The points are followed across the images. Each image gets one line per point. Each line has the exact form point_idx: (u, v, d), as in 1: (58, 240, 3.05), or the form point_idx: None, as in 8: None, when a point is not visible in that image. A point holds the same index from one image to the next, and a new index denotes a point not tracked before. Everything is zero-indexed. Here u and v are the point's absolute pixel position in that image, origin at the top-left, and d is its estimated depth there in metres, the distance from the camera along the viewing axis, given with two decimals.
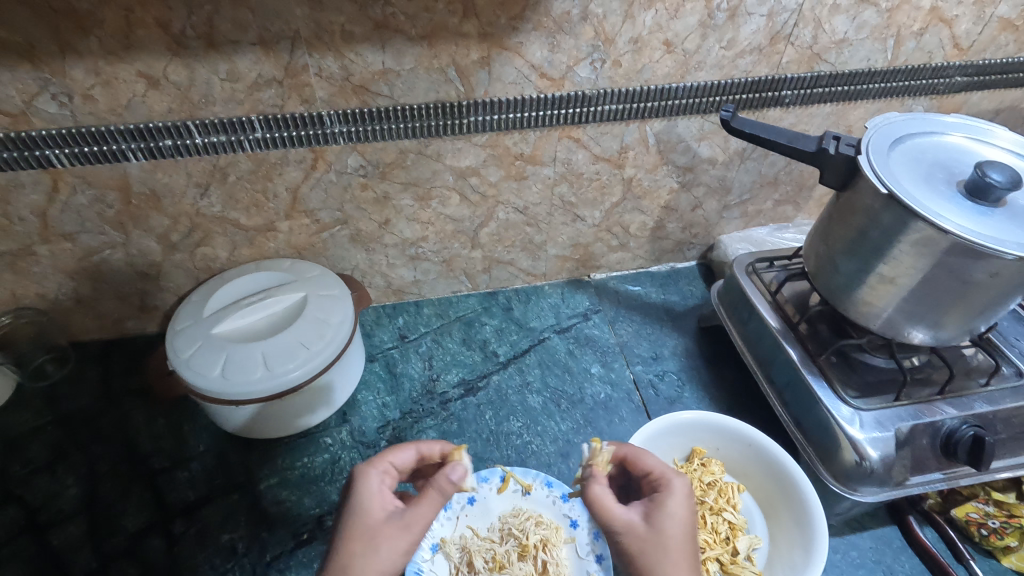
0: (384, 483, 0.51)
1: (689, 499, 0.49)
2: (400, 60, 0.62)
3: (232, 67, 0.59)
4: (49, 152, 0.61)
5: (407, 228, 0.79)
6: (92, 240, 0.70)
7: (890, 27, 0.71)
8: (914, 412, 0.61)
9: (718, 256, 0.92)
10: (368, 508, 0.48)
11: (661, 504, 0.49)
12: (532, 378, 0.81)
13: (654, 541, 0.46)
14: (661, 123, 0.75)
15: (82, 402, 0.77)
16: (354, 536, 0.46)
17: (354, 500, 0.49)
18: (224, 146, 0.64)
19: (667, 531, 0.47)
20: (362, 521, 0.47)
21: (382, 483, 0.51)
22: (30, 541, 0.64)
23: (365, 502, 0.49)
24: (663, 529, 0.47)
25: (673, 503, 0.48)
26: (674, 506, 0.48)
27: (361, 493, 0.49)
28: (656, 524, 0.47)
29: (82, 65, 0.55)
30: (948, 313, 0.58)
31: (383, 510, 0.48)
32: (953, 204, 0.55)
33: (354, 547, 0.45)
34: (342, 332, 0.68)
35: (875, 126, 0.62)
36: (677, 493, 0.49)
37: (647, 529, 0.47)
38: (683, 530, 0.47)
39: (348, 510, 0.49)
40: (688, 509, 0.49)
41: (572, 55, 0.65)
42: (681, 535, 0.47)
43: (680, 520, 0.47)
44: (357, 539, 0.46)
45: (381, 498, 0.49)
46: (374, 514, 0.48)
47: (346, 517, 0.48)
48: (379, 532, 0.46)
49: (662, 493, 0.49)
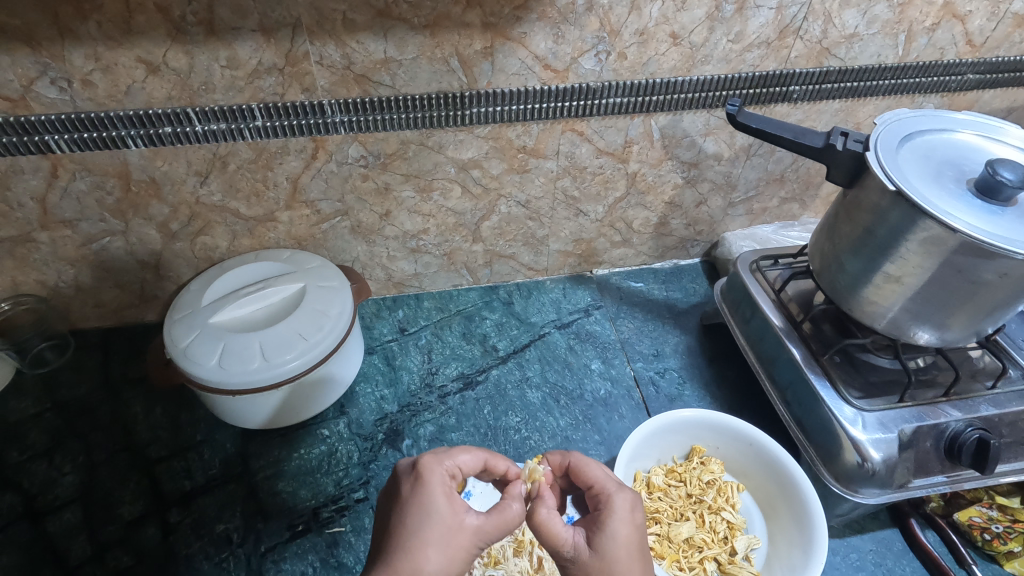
0: (451, 487, 0.48)
1: (628, 519, 0.47)
2: (402, 49, 0.61)
3: (233, 54, 0.58)
4: (49, 138, 0.61)
5: (408, 220, 0.78)
6: (91, 227, 0.70)
7: (902, 22, 0.70)
8: (918, 414, 0.61)
9: (722, 253, 0.91)
10: (440, 512, 0.45)
11: (600, 524, 0.47)
12: (532, 374, 0.80)
13: (600, 565, 0.45)
14: (666, 117, 0.74)
15: (81, 389, 0.77)
16: (430, 541, 0.44)
17: (426, 501, 0.46)
18: (225, 134, 0.64)
19: (612, 555, 0.45)
20: (436, 524, 0.45)
21: (450, 486, 0.47)
22: (26, 527, 0.64)
23: (438, 504, 0.46)
24: (607, 553, 0.46)
25: (614, 522, 0.47)
26: (616, 527, 0.47)
27: (432, 496, 0.46)
28: (598, 548, 0.46)
29: (82, 50, 0.55)
30: (955, 314, 0.57)
31: (459, 515, 0.46)
32: (963, 203, 0.54)
33: (430, 553, 0.43)
34: (340, 324, 0.68)
35: (884, 122, 0.61)
36: (619, 513, 0.48)
37: (591, 553, 0.46)
38: (628, 549, 0.46)
39: (416, 510, 0.45)
40: (632, 527, 0.47)
41: (577, 47, 0.64)
42: (627, 559, 0.45)
43: (623, 540, 0.46)
44: (432, 546, 0.44)
45: (457, 503, 0.46)
46: (450, 519, 0.45)
47: (412, 517, 0.45)
48: (456, 541, 0.45)
49: (603, 513, 0.48)
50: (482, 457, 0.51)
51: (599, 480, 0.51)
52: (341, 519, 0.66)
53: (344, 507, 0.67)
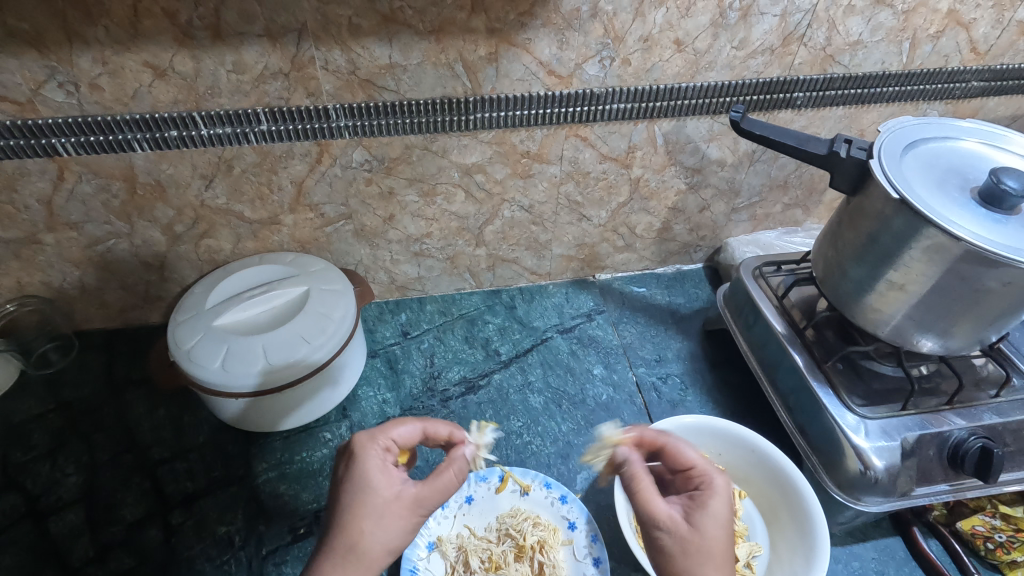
0: (385, 459, 0.50)
1: (727, 499, 0.48)
2: (407, 54, 0.61)
3: (239, 58, 0.58)
4: (56, 141, 0.61)
5: (411, 224, 0.79)
6: (97, 229, 0.70)
7: (906, 30, 0.70)
8: (921, 422, 0.61)
9: (725, 259, 0.91)
10: (373, 485, 0.48)
11: (699, 502, 0.48)
12: (534, 378, 0.80)
13: (694, 540, 0.46)
14: (670, 123, 0.74)
15: (85, 390, 0.77)
16: (364, 514, 0.46)
17: (356, 475, 0.48)
18: (230, 138, 0.64)
19: (708, 532, 0.46)
20: (372, 497, 0.47)
21: (382, 460, 0.49)
22: (29, 528, 0.64)
23: (370, 477, 0.48)
24: (701, 529, 0.46)
25: (712, 501, 0.48)
26: (713, 504, 0.47)
27: (365, 470, 0.48)
28: (696, 525, 0.46)
29: (89, 54, 0.55)
30: (959, 322, 0.57)
31: (395, 487, 0.48)
32: (967, 211, 0.54)
33: (366, 525, 0.46)
34: (344, 327, 0.68)
35: (888, 129, 0.61)
36: (719, 493, 0.48)
37: (688, 528, 0.47)
38: (726, 527, 0.47)
39: (350, 485, 0.48)
40: (730, 508, 0.48)
41: (581, 53, 0.65)
42: (720, 537, 0.46)
43: (722, 526, 0.46)
44: (369, 517, 0.47)
45: (389, 476, 0.48)
46: (383, 491, 0.48)
47: (350, 492, 0.47)
48: (391, 511, 0.47)
49: (704, 491, 0.48)
50: (418, 427, 0.53)
51: (698, 462, 0.51)
52: None
53: None
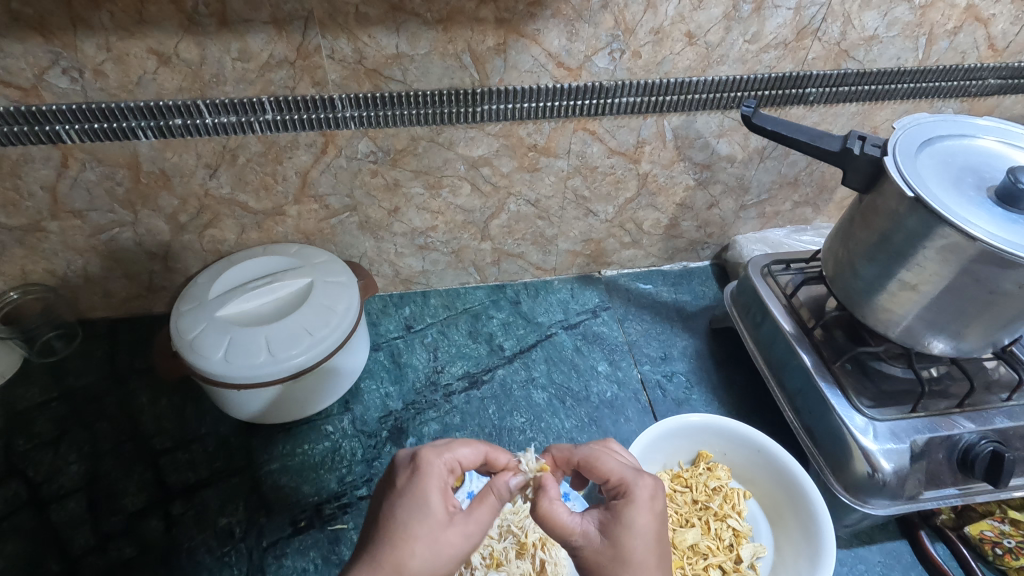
0: (446, 480, 0.48)
1: (650, 508, 0.44)
2: (415, 44, 0.60)
3: (244, 46, 0.58)
4: (60, 128, 0.61)
5: (416, 217, 0.78)
6: (101, 218, 0.70)
7: (923, 25, 0.68)
8: (930, 424, 0.60)
9: (732, 256, 0.90)
10: (430, 503, 0.45)
11: (619, 512, 0.45)
12: (538, 374, 0.80)
13: (611, 552, 0.43)
14: (679, 117, 0.73)
15: (88, 379, 0.77)
16: (417, 535, 0.43)
17: (416, 491, 0.46)
18: (235, 127, 0.64)
19: (627, 547, 0.43)
20: (427, 519, 0.44)
21: (444, 480, 0.47)
22: (30, 515, 0.64)
23: (429, 495, 0.45)
24: (621, 544, 0.43)
25: (634, 510, 0.44)
26: (637, 515, 0.44)
27: (427, 490, 0.46)
28: (616, 539, 0.43)
29: (94, 40, 0.55)
30: (972, 324, 0.56)
31: (451, 510, 0.46)
32: (983, 211, 0.52)
33: (417, 548, 0.43)
34: (347, 320, 0.67)
35: (903, 126, 0.59)
36: (639, 503, 0.45)
37: (602, 541, 0.44)
38: (647, 539, 0.43)
39: (407, 503, 0.45)
40: (654, 517, 0.44)
41: (591, 45, 0.64)
42: (642, 550, 0.43)
43: (651, 538, 0.43)
44: (422, 540, 0.43)
45: (446, 498, 0.46)
46: (441, 512, 0.45)
47: (406, 511, 0.44)
48: (446, 537, 0.44)
49: (622, 502, 0.45)
50: (482, 453, 0.52)
51: (615, 471, 0.48)
52: (343, 516, 0.65)
53: (347, 504, 0.66)
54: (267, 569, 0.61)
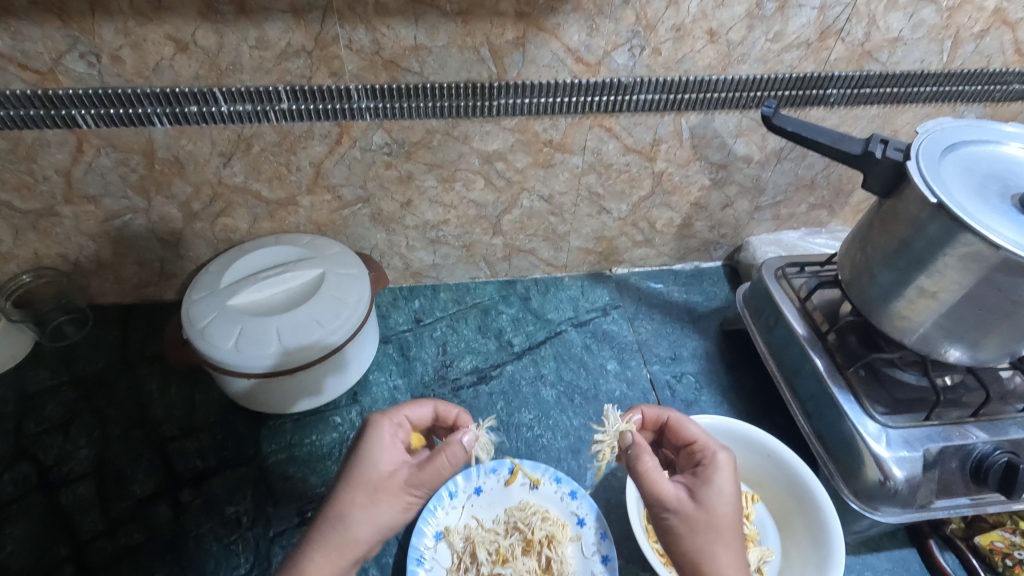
0: (396, 437, 0.52)
1: (730, 475, 0.50)
2: (433, 36, 0.60)
3: (262, 35, 0.57)
4: (76, 113, 0.60)
5: (429, 211, 0.78)
6: (114, 204, 0.70)
7: (949, 28, 0.67)
8: (943, 433, 0.59)
9: (745, 258, 0.89)
10: (375, 461, 0.50)
11: (707, 480, 0.49)
12: (547, 371, 0.79)
13: (704, 519, 0.47)
14: (697, 116, 0.72)
15: (98, 364, 0.77)
16: (357, 484, 0.49)
17: (365, 447, 0.51)
18: (250, 115, 0.63)
19: (715, 510, 0.47)
20: (372, 470, 0.49)
21: (392, 436, 0.52)
22: (40, 499, 0.65)
23: (376, 454, 0.50)
24: (710, 507, 0.47)
25: (718, 478, 0.49)
26: (720, 482, 0.49)
27: (376, 443, 0.51)
28: (703, 503, 0.48)
29: (112, 25, 0.55)
30: (991, 333, 0.55)
31: (393, 466, 0.50)
32: (1007, 218, 0.51)
33: (357, 498, 0.48)
34: (358, 313, 0.67)
35: (927, 130, 0.59)
36: (722, 469, 0.50)
37: (695, 507, 0.48)
38: (730, 508, 0.48)
39: (358, 455, 0.50)
40: (734, 485, 0.49)
41: (611, 40, 0.63)
42: (729, 514, 0.47)
43: (728, 499, 0.48)
44: (360, 488, 0.49)
45: (393, 450, 0.51)
46: (383, 468, 0.50)
47: (354, 465, 0.50)
48: (383, 489, 0.49)
49: (707, 468, 0.50)
50: (429, 408, 0.57)
51: (698, 437, 0.54)
52: None
53: None
54: (274, 559, 0.62)
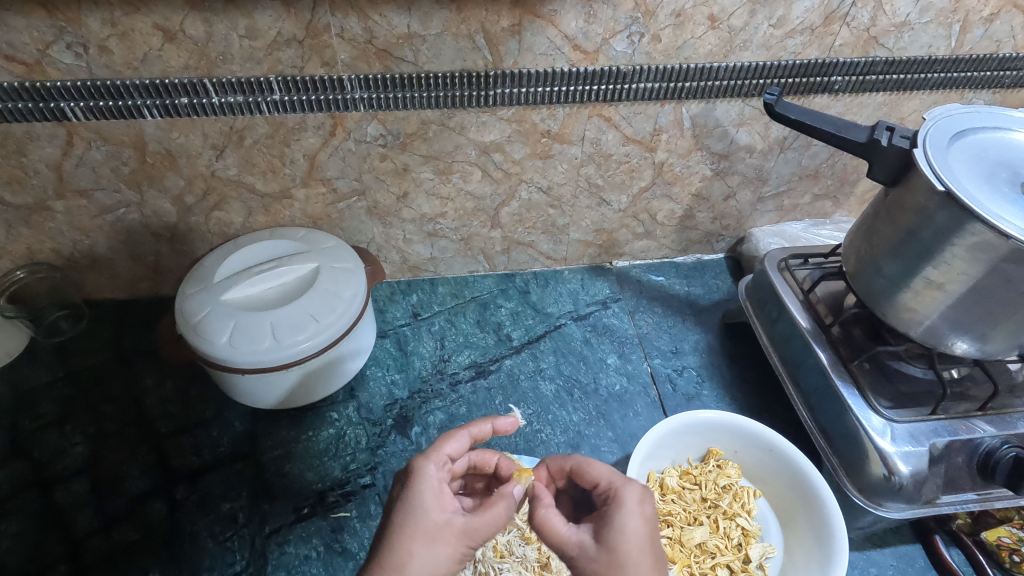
0: (442, 481, 0.47)
1: (639, 512, 0.44)
2: (426, 24, 0.59)
3: (252, 24, 0.56)
4: (64, 105, 0.60)
5: (426, 203, 0.76)
6: (107, 198, 0.69)
7: (957, 11, 0.65)
8: (950, 427, 0.58)
9: (748, 249, 0.88)
10: (426, 506, 0.44)
11: (610, 522, 0.44)
12: (546, 365, 0.78)
13: (607, 557, 0.42)
14: (698, 105, 0.70)
15: (94, 360, 0.76)
16: (414, 536, 0.43)
17: (412, 495, 0.45)
18: (242, 107, 0.62)
19: (622, 548, 0.42)
20: (428, 518, 0.44)
21: (440, 481, 0.47)
22: (35, 495, 0.64)
23: (424, 499, 0.45)
24: (617, 547, 0.42)
25: (620, 516, 0.44)
26: (625, 517, 0.44)
27: (420, 494, 0.45)
28: (605, 543, 0.43)
29: (98, 14, 0.54)
30: (999, 325, 0.54)
31: (447, 512, 0.45)
32: (1018, 207, 0.50)
33: (415, 547, 0.42)
34: (353, 307, 0.66)
35: (934, 117, 0.57)
36: (626, 506, 0.45)
37: (597, 547, 0.43)
38: (639, 542, 0.43)
39: (404, 507, 0.45)
40: (643, 518, 0.44)
41: (609, 27, 0.61)
42: (635, 551, 0.42)
43: (639, 536, 0.43)
44: (416, 538, 0.43)
45: (445, 497, 0.46)
46: (437, 513, 0.44)
47: (401, 514, 0.44)
48: (442, 536, 0.43)
49: (611, 506, 0.45)
50: (465, 436, 0.52)
51: (604, 476, 0.48)
52: (346, 504, 0.65)
53: (350, 492, 0.66)
54: (269, 555, 0.61)
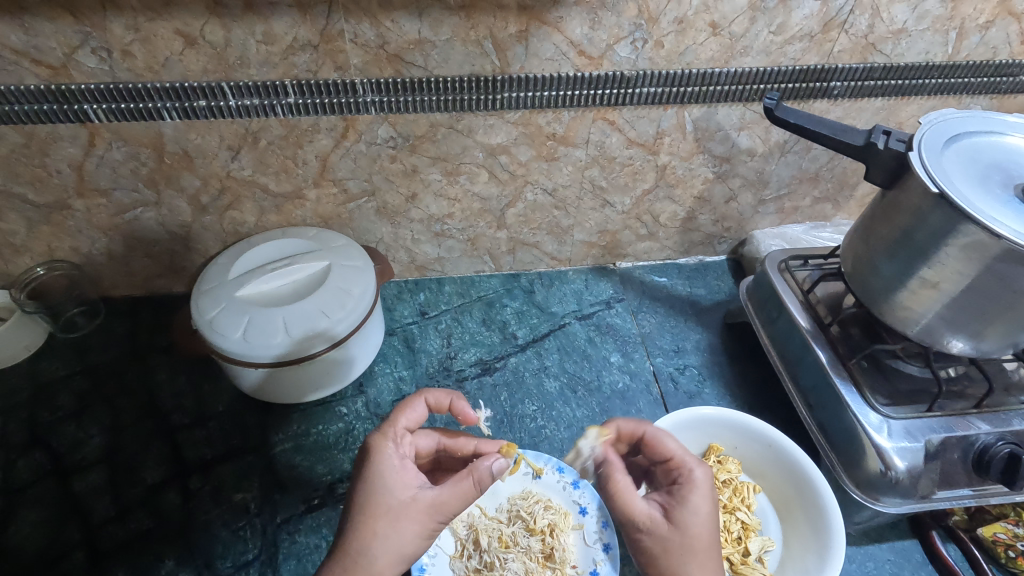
0: (398, 459, 0.49)
1: (709, 494, 0.49)
2: (437, 30, 0.61)
3: (269, 29, 0.58)
4: (87, 107, 0.62)
5: (434, 204, 0.78)
6: (125, 197, 0.71)
7: (954, 19, 0.67)
8: (946, 424, 0.59)
9: (749, 251, 0.90)
10: (387, 486, 0.47)
11: (682, 504, 0.48)
12: (550, 363, 0.80)
13: (680, 540, 0.47)
14: (700, 109, 0.72)
15: (109, 354, 0.78)
16: (379, 516, 0.46)
17: (370, 474, 0.48)
18: (257, 110, 0.64)
19: (692, 532, 0.47)
20: (390, 498, 0.47)
21: (399, 459, 0.49)
22: (54, 485, 0.66)
23: (383, 479, 0.47)
24: (687, 529, 0.47)
25: (693, 499, 0.48)
26: (695, 501, 0.48)
27: (378, 476, 0.48)
28: (680, 525, 0.47)
29: (122, 20, 0.56)
30: (992, 324, 0.55)
31: (411, 490, 0.48)
32: (1010, 208, 0.51)
33: (380, 528, 0.46)
34: (363, 304, 0.68)
35: (930, 121, 0.59)
36: (698, 487, 0.49)
37: (669, 527, 0.48)
38: (708, 527, 0.47)
39: (365, 487, 0.47)
40: (710, 502, 0.49)
41: (613, 33, 0.63)
42: (705, 537, 0.47)
43: (707, 521, 0.48)
44: (382, 519, 0.46)
45: (409, 474, 0.49)
46: (399, 492, 0.47)
47: (362, 493, 0.47)
48: (408, 515, 0.46)
49: (683, 487, 0.49)
50: (425, 405, 0.54)
51: (676, 453, 0.52)
52: None
53: None
54: (281, 544, 0.63)
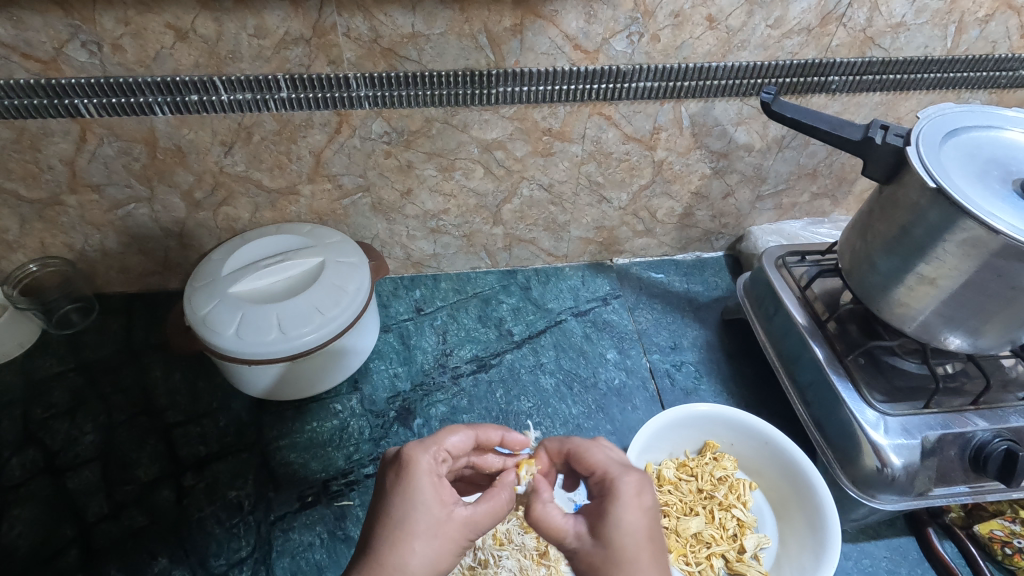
0: (437, 475, 0.47)
1: (636, 504, 0.43)
2: (431, 23, 0.60)
3: (261, 23, 0.58)
4: (78, 102, 0.61)
5: (429, 200, 0.78)
6: (118, 193, 0.71)
7: (953, 12, 0.66)
8: (943, 421, 0.59)
9: (747, 247, 0.89)
10: (425, 502, 0.45)
11: (603, 518, 0.43)
12: (546, 360, 0.80)
13: (603, 553, 0.42)
14: (697, 104, 0.71)
15: (104, 351, 0.78)
16: (417, 533, 0.43)
17: (409, 489, 0.45)
18: (250, 104, 0.64)
19: (616, 544, 0.42)
20: (429, 515, 0.44)
21: (436, 474, 0.47)
22: (47, 482, 0.66)
23: (422, 494, 0.45)
24: (611, 541, 0.42)
25: (619, 509, 0.43)
26: (620, 512, 0.43)
27: (417, 492, 0.45)
28: (602, 538, 0.42)
29: (113, 13, 0.55)
30: (990, 320, 0.55)
31: (449, 505, 0.46)
32: (1009, 204, 0.51)
33: (417, 545, 0.43)
34: (358, 301, 0.68)
35: (928, 116, 0.58)
36: (624, 499, 0.44)
37: (593, 542, 0.43)
38: (638, 535, 0.42)
39: (402, 502, 0.44)
40: (641, 512, 0.43)
41: (609, 27, 0.63)
42: (632, 548, 0.41)
43: (638, 533, 0.42)
44: (419, 537, 0.43)
45: (446, 491, 0.46)
46: (437, 508, 0.45)
47: (398, 508, 0.44)
48: (445, 532, 0.44)
49: (606, 499, 0.44)
50: (471, 434, 0.52)
51: (601, 464, 0.47)
52: (350, 492, 0.66)
53: (353, 481, 0.67)
54: (275, 541, 0.63)
